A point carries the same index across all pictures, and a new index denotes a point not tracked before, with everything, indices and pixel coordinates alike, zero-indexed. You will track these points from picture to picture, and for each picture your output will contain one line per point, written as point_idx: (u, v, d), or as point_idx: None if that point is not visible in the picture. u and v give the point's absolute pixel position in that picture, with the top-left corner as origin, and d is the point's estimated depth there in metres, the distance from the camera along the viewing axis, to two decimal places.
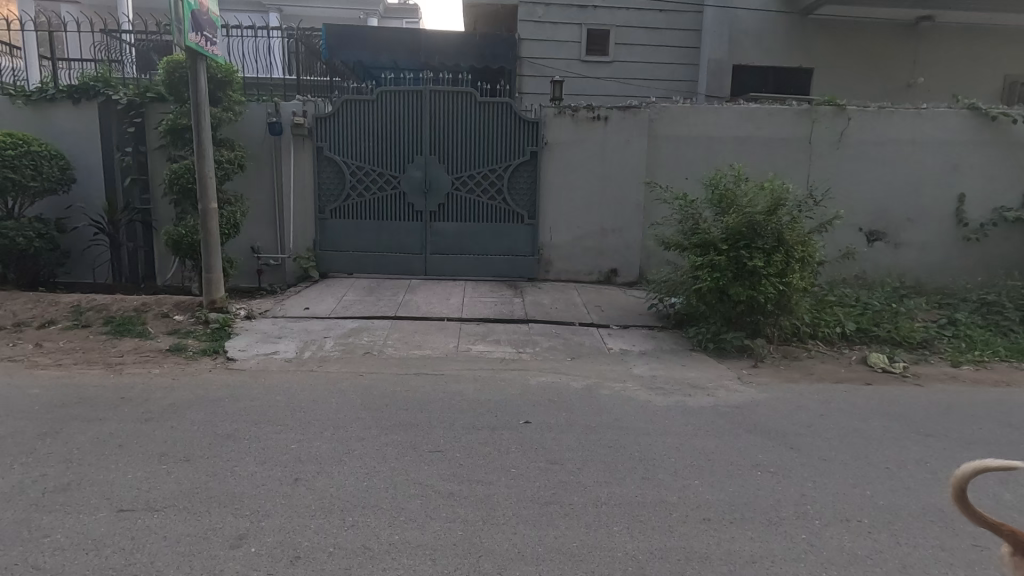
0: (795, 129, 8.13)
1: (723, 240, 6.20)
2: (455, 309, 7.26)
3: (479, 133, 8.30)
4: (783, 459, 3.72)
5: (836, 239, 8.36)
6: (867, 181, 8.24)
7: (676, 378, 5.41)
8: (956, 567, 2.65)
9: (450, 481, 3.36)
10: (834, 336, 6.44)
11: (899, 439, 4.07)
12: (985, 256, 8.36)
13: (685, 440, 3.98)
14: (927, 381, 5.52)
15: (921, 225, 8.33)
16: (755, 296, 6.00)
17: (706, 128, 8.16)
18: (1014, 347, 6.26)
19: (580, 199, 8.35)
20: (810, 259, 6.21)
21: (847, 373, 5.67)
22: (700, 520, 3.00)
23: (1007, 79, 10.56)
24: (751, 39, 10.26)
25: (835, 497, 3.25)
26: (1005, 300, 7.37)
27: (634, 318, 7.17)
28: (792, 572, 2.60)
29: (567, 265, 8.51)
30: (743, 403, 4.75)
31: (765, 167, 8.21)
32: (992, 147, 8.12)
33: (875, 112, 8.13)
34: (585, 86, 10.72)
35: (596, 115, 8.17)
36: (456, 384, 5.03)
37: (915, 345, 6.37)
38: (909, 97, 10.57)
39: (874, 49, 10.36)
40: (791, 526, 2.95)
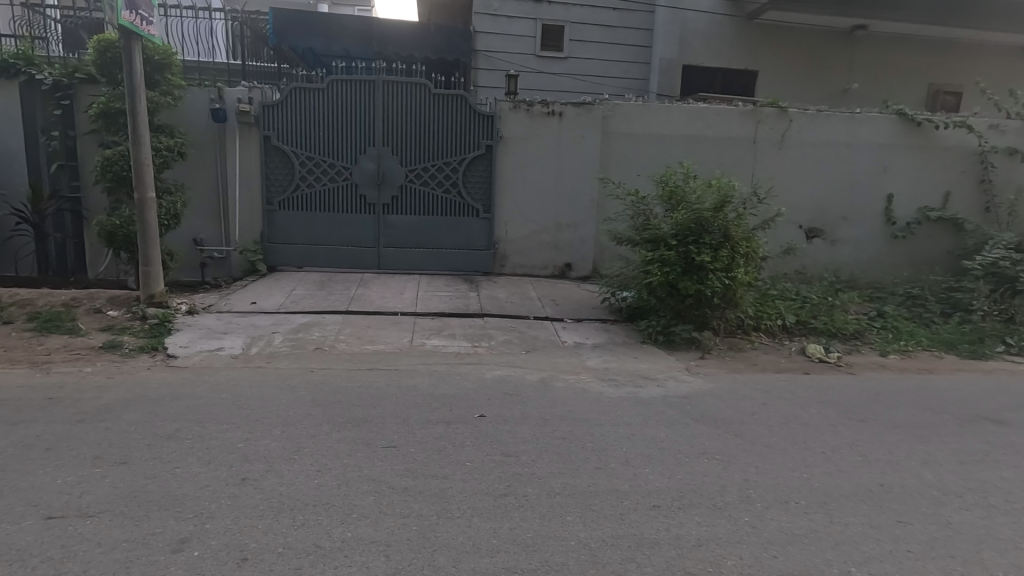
0: (740, 129, 8.44)
1: (673, 236, 6.39)
2: (410, 303, 7.17)
3: (433, 125, 8.21)
4: (727, 446, 3.89)
5: (778, 236, 8.74)
6: (807, 180, 8.64)
7: (628, 370, 5.55)
8: (882, 541, 2.84)
9: (405, 476, 3.33)
10: (776, 327, 6.75)
11: (834, 424, 4.32)
12: (911, 252, 8.94)
13: (636, 430, 4.09)
14: (859, 369, 5.86)
15: (855, 223, 8.82)
16: (703, 290, 6.21)
17: (657, 125, 8.35)
18: (935, 337, 6.74)
19: (535, 194, 8.40)
20: (754, 254, 6.44)
21: (787, 364, 5.95)
22: (650, 507, 3.09)
23: (931, 87, 11.27)
24: (700, 41, 10.55)
25: (775, 481, 3.41)
26: (929, 294, 7.93)
27: (588, 312, 7.29)
28: (735, 553, 2.72)
29: (523, 260, 8.55)
30: (691, 394, 4.92)
31: (713, 165, 8.48)
32: (918, 151, 8.68)
33: (814, 114, 8.53)
34: (540, 80, 10.76)
35: (551, 110, 8.21)
36: (410, 379, 4.97)
37: (848, 336, 6.77)
38: (845, 101, 11.13)
39: (813, 55, 10.86)
40: (735, 510, 3.08)
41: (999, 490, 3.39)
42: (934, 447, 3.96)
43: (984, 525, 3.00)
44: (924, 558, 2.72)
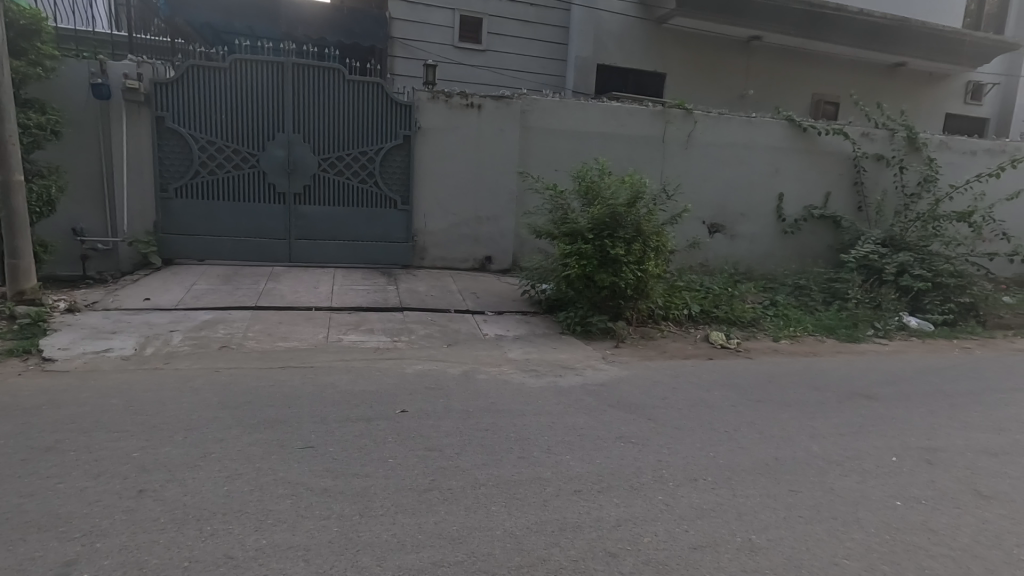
0: (650, 129, 8.85)
1: (589, 230, 6.61)
2: (324, 298, 6.88)
3: (347, 113, 7.90)
4: (642, 429, 4.10)
5: (684, 231, 9.29)
6: (710, 179, 9.24)
7: (548, 360, 5.68)
8: (777, 509, 3.12)
9: (323, 476, 3.21)
10: (682, 317, 7.19)
11: (735, 405, 4.68)
12: (799, 247, 9.83)
13: (557, 418, 4.21)
14: (755, 354, 6.39)
15: (751, 220, 9.56)
16: (617, 282, 6.48)
17: (573, 122, 8.56)
18: (818, 324, 7.49)
19: (455, 187, 8.33)
20: (663, 248, 6.78)
21: (693, 350, 6.36)
22: (572, 492, 3.20)
23: (815, 96, 12.40)
24: (614, 42, 10.92)
25: (686, 461, 3.64)
26: (813, 284, 8.78)
27: (509, 304, 7.36)
28: (651, 529, 2.87)
29: (443, 253, 8.46)
30: (608, 381, 5.13)
31: (626, 163, 8.84)
32: (803, 154, 9.55)
33: (716, 117, 9.12)
34: (459, 72, 10.66)
35: (470, 102, 8.17)
36: (327, 376, 4.78)
37: (746, 324, 7.35)
38: (741, 106, 12.01)
39: (715, 62, 11.61)
40: (649, 490, 3.26)
41: (871, 457, 3.83)
42: (819, 422, 4.40)
43: (860, 488, 3.38)
44: (813, 521, 3.02)
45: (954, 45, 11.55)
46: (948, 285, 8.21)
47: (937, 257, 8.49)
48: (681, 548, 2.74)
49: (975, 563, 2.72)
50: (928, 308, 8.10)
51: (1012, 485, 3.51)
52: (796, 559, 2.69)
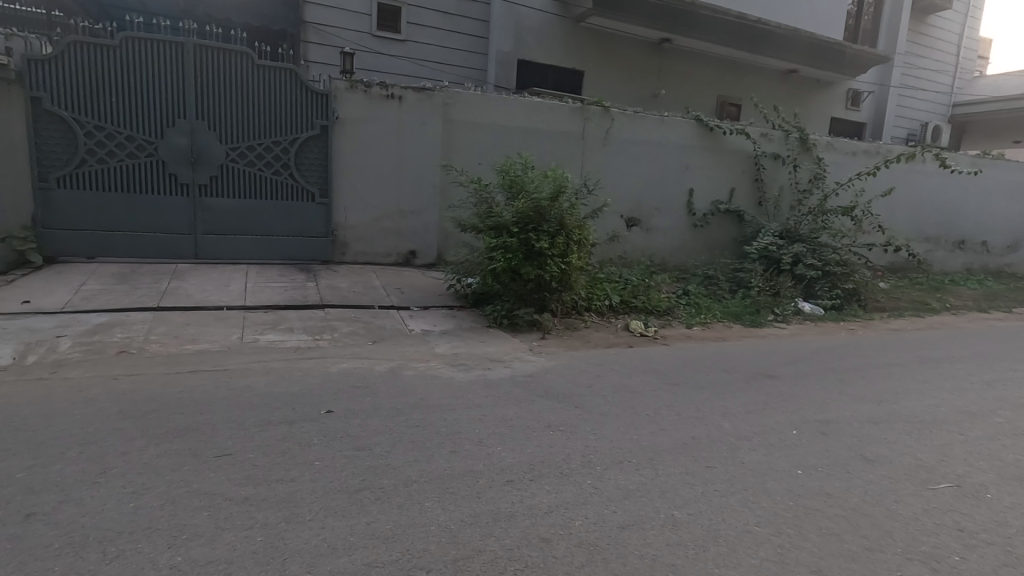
0: (571, 124, 9.06)
1: (514, 224, 6.69)
2: (237, 296, 6.48)
3: (258, 100, 7.46)
4: (570, 417, 4.22)
5: (604, 225, 9.61)
6: (627, 174, 9.62)
7: (475, 353, 5.69)
8: (696, 485, 3.33)
9: (244, 485, 3.03)
10: (604, 307, 7.48)
11: (656, 390, 4.93)
12: (708, 239, 10.47)
13: (488, 411, 4.24)
14: (671, 341, 6.76)
15: (665, 214, 10.06)
16: (543, 275, 6.61)
17: (496, 116, 8.57)
18: (726, 311, 8.04)
19: (376, 179, 8.10)
20: (586, 241, 6.98)
21: (615, 339, 6.62)
22: (505, 482, 3.24)
23: (720, 98, 13.21)
24: (534, 38, 11.05)
25: (611, 445, 3.79)
26: (721, 274, 9.41)
27: (435, 299, 7.29)
28: (582, 513, 2.97)
29: (365, 248, 8.21)
30: (535, 372, 5.23)
31: (548, 158, 9.00)
32: (711, 153, 10.18)
33: (631, 115, 9.49)
34: (378, 61, 10.34)
35: (390, 93, 7.96)
36: (243, 379, 4.51)
37: (662, 313, 7.76)
38: (655, 105, 12.57)
39: (629, 61, 12.06)
40: (579, 475, 3.37)
41: (775, 431, 4.18)
42: (730, 401, 4.74)
43: (767, 460, 3.69)
44: (728, 493, 3.25)
45: (838, 56, 12.74)
46: (835, 273, 9.08)
47: (826, 248, 9.37)
48: (611, 528, 2.85)
49: (863, 520, 3.05)
50: (819, 294, 8.92)
51: (890, 449, 3.96)
52: (714, 530, 2.88)
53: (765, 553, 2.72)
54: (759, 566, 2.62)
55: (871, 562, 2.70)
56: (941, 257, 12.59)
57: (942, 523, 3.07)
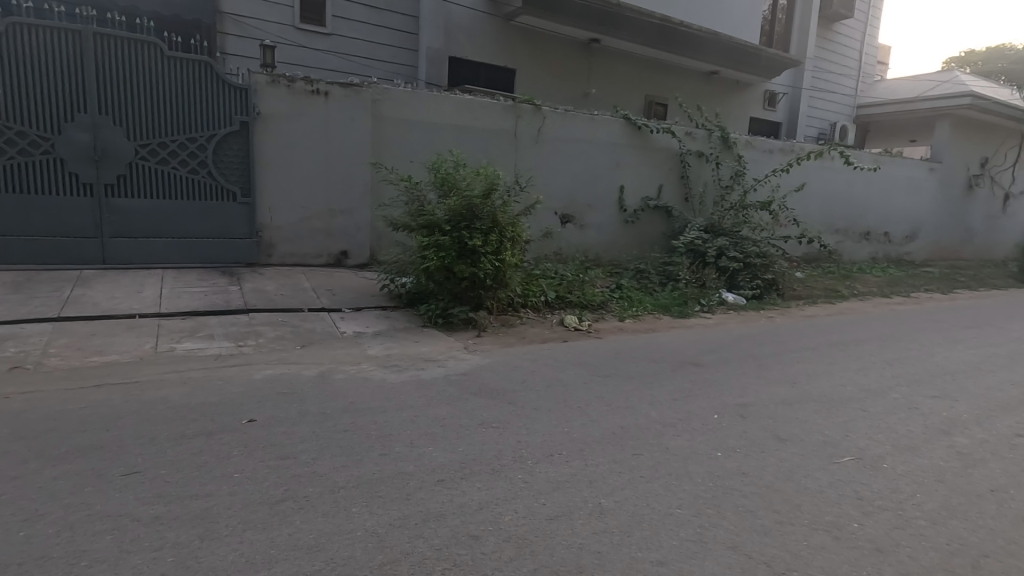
0: (502, 122, 9.09)
1: (447, 222, 6.65)
2: (150, 303, 6.08)
3: (170, 94, 7.04)
4: (503, 413, 4.24)
5: (538, 222, 9.71)
6: (560, 172, 9.77)
7: (409, 354, 5.62)
8: (623, 473, 3.43)
9: (154, 504, 2.85)
10: (540, 303, 7.58)
11: (588, 382, 5.05)
12: (639, 234, 10.81)
13: (420, 411, 4.20)
14: (605, 333, 6.94)
15: (598, 210, 10.29)
16: (477, 273, 6.61)
17: (427, 113, 8.47)
18: (656, 303, 8.34)
19: (303, 178, 7.81)
20: (519, 238, 7.03)
21: (550, 334, 6.72)
22: (435, 482, 3.22)
23: (648, 98, 13.65)
24: (464, 35, 11.00)
25: (543, 439, 3.84)
26: (652, 268, 9.74)
27: (367, 300, 7.13)
28: (511, 509, 2.99)
29: (292, 249, 7.91)
30: (470, 370, 5.23)
31: (480, 156, 9.00)
32: (639, 151, 10.52)
33: (562, 114, 9.65)
34: (302, 56, 9.97)
35: (315, 89, 7.69)
36: (156, 392, 4.23)
37: (596, 307, 7.95)
38: (585, 104, 12.83)
39: (560, 60, 12.24)
40: (510, 471, 3.39)
41: (699, 416, 4.37)
42: (657, 390, 4.92)
43: (690, 445, 3.85)
44: (653, 479, 3.37)
45: (754, 59, 13.45)
46: (756, 265, 9.62)
47: (746, 241, 9.90)
48: (539, 521, 2.89)
49: (776, 496, 3.24)
50: (741, 284, 9.43)
51: (801, 428, 4.24)
52: (638, 515, 2.98)
53: (685, 534, 2.84)
54: (680, 546, 2.74)
55: (781, 534, 2.88)
56: (850, 247, 13.59)
57: (844, 494, 3.32)
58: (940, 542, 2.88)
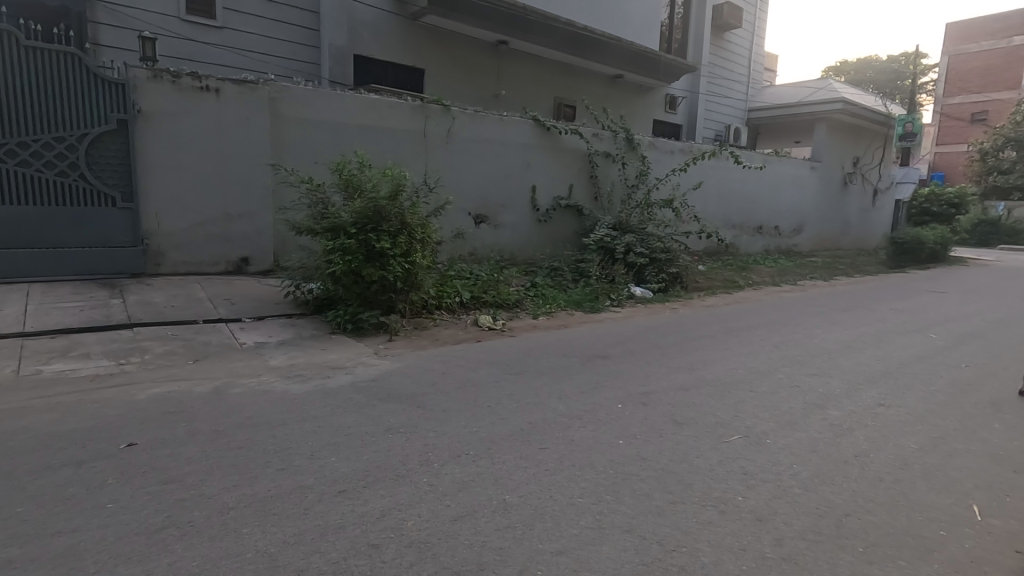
0: (410, 122, 8.96)
1: (352, 225, 6.46)
2: (14, 322, 5.44)
3: (30, 89, 6.35)
4: (411, 418, 4.18)
5: (451, 222, 9.67)
6: (471, 172, 9.78)
7: (314, 363, 5.40)
8: (528, 467, 3.49)
9: (7, 546, 2.55)
10: (454, 304, 7.57)
11: (498, 380, 5.09)
12: (552, 232, 11.04)
13: (324, 421, 4.05)
14: (518, 331, 7.03)
15: (511, 210, 10.41)
16: (386, 276, 6.48)
17: (329, 112, 8.18)
18: (569, 300, 8.57)
19: (194, 180, 7.29)
20: (429, 239, 6.95)
21: (464, 335, 6.71)
22: (336, 493, 3.11)
23: (557, 99, 13.97)
24: (369, 33, 10.73)
25: (450, 440, 3.82)
26: (565, 266, 10.00)
27: (270, 309, 6.78)
28: (414, 514, 2.94)
29: (185, 257, 7.37)
30: (379, 376, 5.11)
31: (388, 156, 8.82)
32: (549, 151, 10.75)
33: (471, 114, 9.66)
34: (190, 49, 9.32)
35: (204, 85, 7.21)
36: (17, 421, 3.79)
37: (511, 306, 8.04)
38: (495, 105, 12.95)
39: (468, 61, 12.25)
40: (415, 475, 3.35)
41: (604, 407, 4.54)
42: (565, 384, 5.05)
43: (594, 435, 3.99)
44: (556, 471, 3.45)
45: (654, 64, 14.15)
46: (661, 260, 10.14)
47: (652, 237, 10.40)
48: (443, 523, 2.87)
49: (670, 477, 3.43)
50: (649, 278, 9.90)
51: (696, 411, 4.51)
52: (541, 508, 3.04)
53: (585, 522, 2.93)
54: (579, 535, 2.82)
55: (673, 513, 3.04)
56: (746, 240, 14.66)
57: (732, 470, 3.56)
58: (812, 506, 3.17)
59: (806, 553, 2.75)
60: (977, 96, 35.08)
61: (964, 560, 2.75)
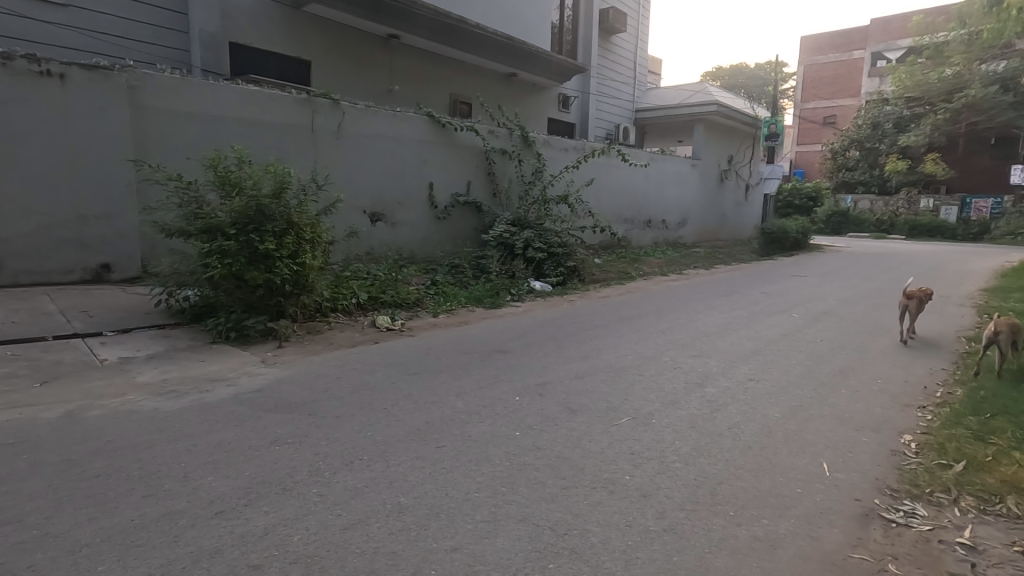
0: (295, 116, 8.50)
1: (231, 225, 6.00)
2: None
3: None
4: (300, 427, 3.96)
5: (344, 221, 9.31)
6: (365, 169, 9.47)
7: (191, 376, 4.96)
8: (424, 467, 3.45)
9: None
10: (349, 306, 7.30)
11: (396, 381, 4.98)
12: (452, 229, 10.98)
13: (201, 438, 3.73)
14: (418, 330, 6.92)
15: (408, 208, 10.22)
16: (273, 279, 6.09)
17: (201, 104, 7.55)
18: (470, 296, 8.59)
19: (38, 178, 6.42)
20: (319, 239, 6.63)
21: (360, 337, 6.49)
22: (212, 515, 2.87)
23: (452, 96, 13.89)
24: (245, 20, 10.04)
25: (343, 447, 3.67)
26: (465, 263, 10.00)
27: (138, 320, 6.14)
28: (300, 529, 2.78)
29: (30, 265, 6.47)
30: (265, 386, 4.79)
31: (271, 152, 8.29)
32: (445, 147, 10.67)
33: (362, 109, 9.33)
34: (27, 29, 8.19)
35: (45, 70, 6.35)
36: None
37: (410, 305, 7.90)
38: (389, 100, 12.63)
39: (358, 55, 11.84)
40: (303, 486, 3.17)
41: (501, 400, 4.59)
42: (464, 380, 5.07)
43: (491, 429, 4.03)
44: (453, 468, 3.44)
45: (546, 63, 14.50)
46: (559, 254, 10.45)
47: (549, 232, 10.69)
48: (333, 533, 2.75)
49: (563, 463, 3.54)
50: (547, 273, 10.17)
51: (589, 397, 4.70)
52: (436, 506, 3.01)
53: (480, 515, 2.95)
54: (473, 529, 2.83)
55: (565, 498, 3.14)
56: (637, 234, 15.52)
57: (620, 451, 3.75)
58: (690, 478, 3.42)
59: (684, 522, 2.96)
60: (827, 102, 39.76)
61: (815, 512, 3.10)
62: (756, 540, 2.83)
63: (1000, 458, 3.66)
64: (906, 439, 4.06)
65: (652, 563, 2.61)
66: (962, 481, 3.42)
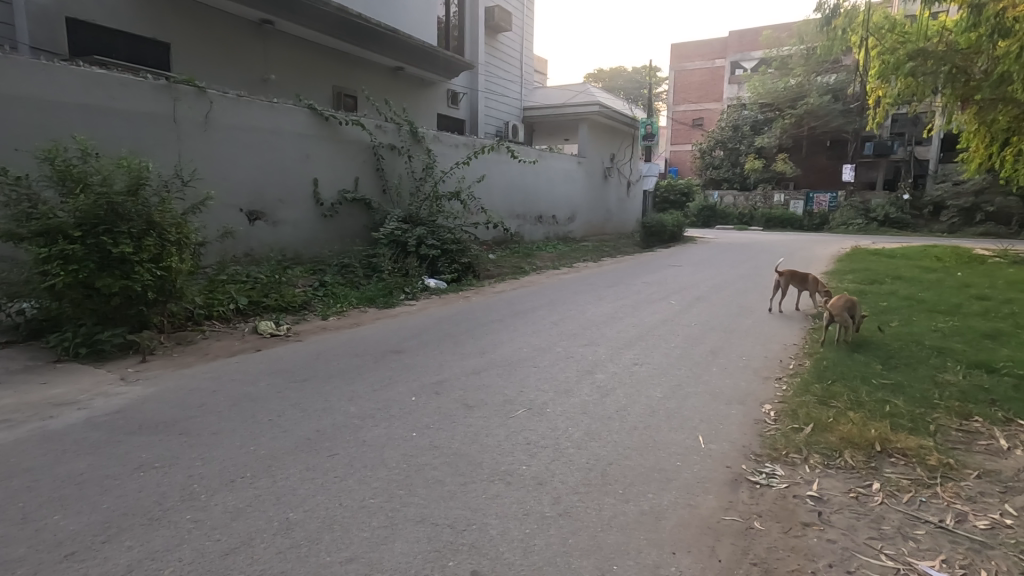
0: (153, 105, 7.65)
1: (76, 227, 5.26)
2: None
3: None
4: (170, 448, 3.59)
5: (217, 220, 8.54)
6: (239, 164, 8.76)
7: (29, 401, 4.29)
8: (315, 478, 3.27)
9: None
10: (226, 313, 6.73)
11: (281, 391, 4.67)
12: (341, 227, 10.50)
13: (47, 471, 3.25)
14: (306, 335, 6.54)
15: (290, 206, 9.62)
16: (132, 287, 5.43)
17: (30, 87, 6.53)
18: (362, 296, 8.28)
19: None
20: (188, 240, 6.01)
21: (240, 345, 6.00)
22: (59, 560, 2.51)
23: (336, 89, 13.27)
24: None
25: (221, 465, 3.38)
26: (356, 262, 9.61)
27: None
28: (173, 561, 2.52)
29: None
30: (126, 406, 4.28)
31: (125, 144, 7.40)
32: (330, 142, 10.17)
33: (233, 99, 8.61)
34: None
35: None
36: None
37: (297, 308, 7.45)
38: (265, 90, 11.78)
39: (226, 40, 10.91)
40: (174, 514, 2.87)
41: (396, 402, 4.48)
42: (357, 384, 4.88)
43: (386, 432, 3.91)
44: (347, 476, 3.30)
45: (433, 58, 14.31)
46: (453, 250, 10.38)
47: (443, 229, 10.59)
48: (211, 561, 2.53)
49: (461, 460, 3.54)
50: (442, 270, 10.07)
51: (485, 392, 4.74)
52: (328, 518, 2.87)
53: (375, 522, 2.86)
54: (370, 537, 2.73)
55: (463, 495, 3.14)
56: (529, 229, 15.89)
57: (517, 442, 3.83)
58: (583, 462, 3.57)
59: (577, 505, 3.09)
60: (694, 105, 43.37)
61: (692, 482, 3.38)
62: (642, 513, 3.02)
63: (839, 418, 4.22)
64: (767, 409, 4.55)
65: (549, 548, 2.69)
66: (810, 441, 3.89)
